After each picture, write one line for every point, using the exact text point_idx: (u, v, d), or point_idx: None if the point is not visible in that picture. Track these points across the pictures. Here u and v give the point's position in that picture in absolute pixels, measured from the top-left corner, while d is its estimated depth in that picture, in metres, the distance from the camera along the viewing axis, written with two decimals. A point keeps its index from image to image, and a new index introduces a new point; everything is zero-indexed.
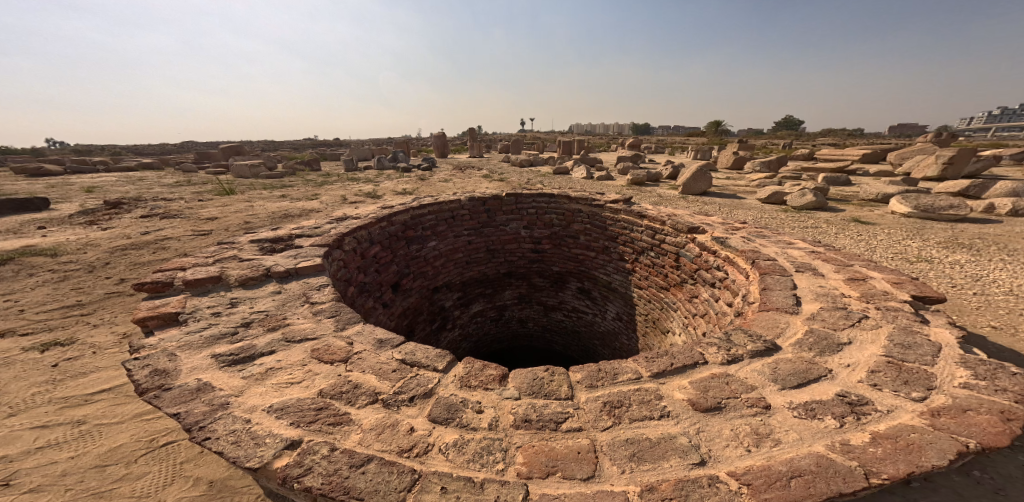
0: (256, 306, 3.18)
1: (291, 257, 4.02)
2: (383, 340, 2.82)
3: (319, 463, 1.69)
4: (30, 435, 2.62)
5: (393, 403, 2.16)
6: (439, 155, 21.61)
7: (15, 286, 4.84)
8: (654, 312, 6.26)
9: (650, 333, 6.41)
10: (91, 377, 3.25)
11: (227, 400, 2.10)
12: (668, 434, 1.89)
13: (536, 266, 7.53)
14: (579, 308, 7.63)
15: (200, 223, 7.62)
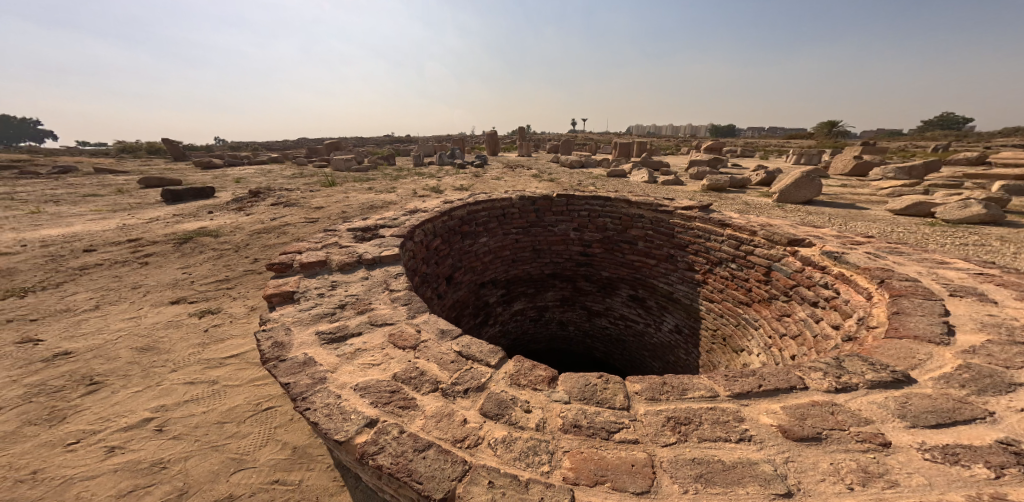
0: (349, 290, 3.59)
1: (376, 246, 4.46)
2: (444, 329, 2.98)
3: (390, 443, 1.86)
4: (181, 389, 3.30)
5: (451, 392, 2.26)
6: (489, 153, 22.00)
7: (190, 261, 6.16)
8: (726, 328, 5.75)
9: (717, 350, 5.94)
10: (225, 343, 4.01)
11: (325, 375, 2.41)
12: (747, 459, 1.67)
13: (583, 270, 7.33)
14: (629, 316, 7.26)
15: (311, 211, 8.89)
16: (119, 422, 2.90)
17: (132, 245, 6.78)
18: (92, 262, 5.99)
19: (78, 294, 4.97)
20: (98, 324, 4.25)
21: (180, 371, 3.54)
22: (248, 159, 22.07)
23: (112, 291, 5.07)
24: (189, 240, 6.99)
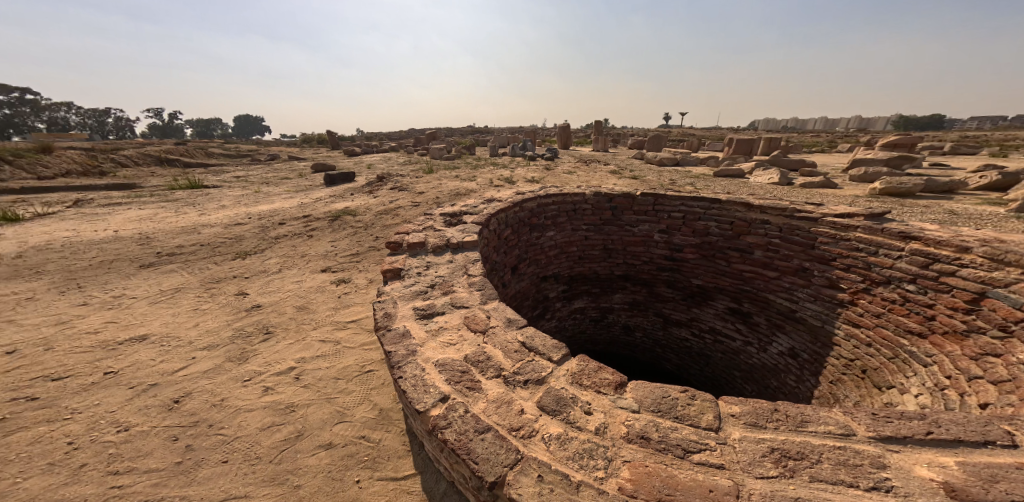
0: (438, 270, 3.90)
1: (462, 232, 4.73)
2: (511, 317, 3.02)
3: (457, 420, 1.96)
4: (315, 346, 4.13)
5: (513, 381, 2.25)
6: (562, 146, 21.38)
7: (335, 236, 7.42)
8: (874, 361, 4.57)
9: (848, 383, 4.85)
10: (348, 310, 4.87)
11: (415, 348, 2.64)
12: None
13: (665, 274, 6.67)
14: (722, 331, 6.47)
15: (422, 192, 9.91)
16: (275, 368, 3.77)
17: (304, 221, 8.30)
18: (277, 229, 7.74)
19: (269, 258, 6.51)
20: (280, 284, 5.58)
21: (317, 329, 4.44)
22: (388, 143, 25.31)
23: (286, 258, 6.48)
24: (336, 218, 8.30)
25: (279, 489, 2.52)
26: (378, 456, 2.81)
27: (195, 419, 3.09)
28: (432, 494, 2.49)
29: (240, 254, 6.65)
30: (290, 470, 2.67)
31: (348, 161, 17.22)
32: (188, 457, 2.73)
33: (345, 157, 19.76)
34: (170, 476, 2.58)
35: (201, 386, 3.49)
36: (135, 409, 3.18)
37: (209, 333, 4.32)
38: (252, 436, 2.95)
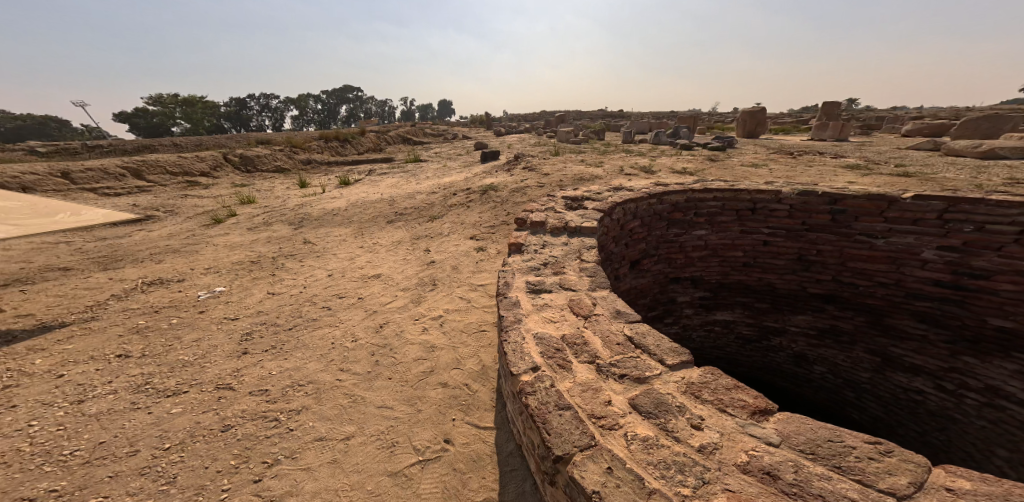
0: (550, 250, 2.69)
1: (581, 217, 3.37)
2: (621, 312, 1.87)
3: (541, 386, 1.42)
4: (460, 303, 3.81)
5: (607, 369, 1.47)
6: (745, 136, 14.87)
7: (484, 208, 6.13)
8: None
9: None
10: (479, 275, 4.25)
11: (513, 307, 1.98)
12: None
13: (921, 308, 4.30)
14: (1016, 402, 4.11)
15: (589, 165, 8.12)
16: (426, 313, 3.71)
17: (465, 193, 6.96)
18: (454, 194, 7.02)
19: (444, 221, 5.97)
20: (449, 243, 5.17)
21: (460, 284, 4.12)
22: (589, 127, 22.87)
23: (452, 224, 5.77)
24: (485, 192, 6.70)
25: (409, 411, 2.66)
26: (472, 403, 2.75)
27: (390, 342, 3.35)
28: (500, 452, 2.37)
29: (430, 217, 6.25)
30: (416, 397, 2.79)
31: (538, 139, 16.53)
32: (377, 370, 3.02)
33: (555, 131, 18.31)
34: (364, 383, 2.90)
35: (396, 317, 3.71)
36: (362, 325, 3.61)
37: (408, 274, 4.53)
38: (408, 364, 3.10)
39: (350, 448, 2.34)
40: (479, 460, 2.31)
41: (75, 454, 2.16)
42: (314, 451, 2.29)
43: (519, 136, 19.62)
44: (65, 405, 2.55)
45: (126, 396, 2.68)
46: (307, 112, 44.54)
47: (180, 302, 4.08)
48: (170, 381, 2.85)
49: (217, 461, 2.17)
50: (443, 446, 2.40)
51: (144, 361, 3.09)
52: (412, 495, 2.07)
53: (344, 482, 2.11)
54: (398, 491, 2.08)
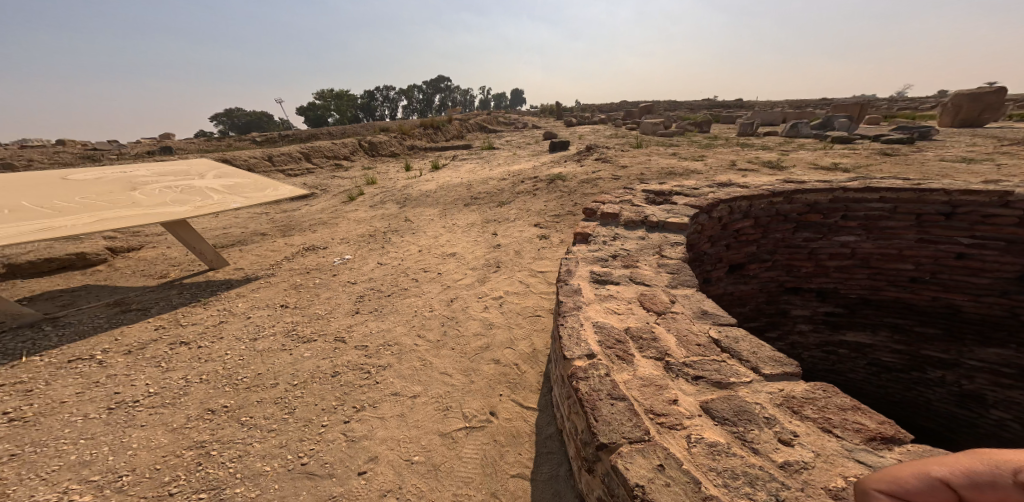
0: (624, 244, 2.60)
1: (666, 212, 3.10)
2: (708, 312, 1.75)
3: (594, 376, 1.41)
4: (520, 288, 3.86)
5: (676, 368, 1.41)
6: (947, 124, 10.70)
7: (550, 197, 6.06)
8: None
9: None
10: (540, 262, 4.25)
11: (576, 296, 1.97)
12: None
13: None
14: None
15: (674, 158, 7.42)
16: (489, 293, 3.87)
17: (533, 180, 6.98)
18: (522, 181, 7.08)
19: (511, 207, 6.03)
20: (514, 229, 5.24)
21: (521, 269, 4.18)
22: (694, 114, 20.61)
23: (518, 211, 5.81)
24: (553, 181, 6.63)
25: (463, 381, 2.85)
26: (519, 382, 2.82)
27: (456, 315, 3.60)
28: (539, 433, 2.40)
29: (500, 202, 6.36)
30: (471, 368, 2.97)
31: (626, 126, 15.47)
32: (444, 341, 3.28)
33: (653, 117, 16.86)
34: (433, 350, 3.17)
35: (464, 294, 3.92)
36: (438, 298, 3.92)
37: (478, 254, 4.70)
38: (468, 337, 3.31)
39: (416, 406, 2.62)
40: (517, 437, 2.39)
41: (243, 380, 2.85)
42: (389, 404, 2.64)
43: (601, 123, 18.76)
44: (247, 340, 3.34)
45: (281, 338, 3.38)
46: (393, 96, 47.88)
47: (322, 266, 4.84)
48: (312, 329, 3.50)
49: (324, 400, 2.67)
50: (487, 417, 2.53)
51: (296, 312, 3.81)
52: (455, 457, 2.25)
53: (406, 434, 2.40)
54: (445, 450, 2.28)
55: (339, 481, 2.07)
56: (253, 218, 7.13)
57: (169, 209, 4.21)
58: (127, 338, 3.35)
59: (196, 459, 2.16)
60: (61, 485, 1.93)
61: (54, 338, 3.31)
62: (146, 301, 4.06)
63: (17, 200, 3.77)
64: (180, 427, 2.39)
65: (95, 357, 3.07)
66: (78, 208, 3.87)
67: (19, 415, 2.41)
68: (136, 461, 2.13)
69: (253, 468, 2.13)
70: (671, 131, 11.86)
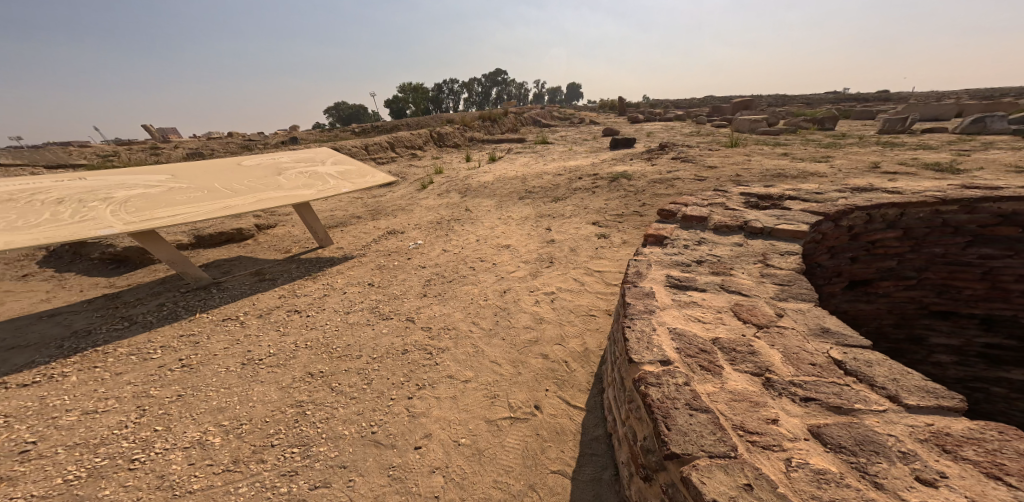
0: (714, 249, 2.43)
1: (773, 218, 2.79)
2: (828, 330, 1.56)
3: (668, 384, 1.36)
4: (588, 285, 3.77)
5: (778, 385, 1.30)
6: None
7: (610, 196, 5.92)
8: None
9: None
10: (598, 261, 4.16)
11: (649, 300, 1.91)
12: None
13: None
14: None
15: (780, 158, 6.55)
16: (542, 287, 3.87)
17: (591, 178, 6.88)
18: (579, 178, 7.01)
19: (567, 204, 5.99)
20: (570, 225, 5.20)
21: (577, 267, 4.12)
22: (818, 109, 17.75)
23: (575, 208, 5.75)
24: (615, 180, 6.45)
25: (511, 372, 2.88)
26: (566, 380, 2.77)
27: (508, 306, 3.65)
28: (585, 433, 2.34)
29: (555, 198, 6.35)
30: (520, 360, 3.00)
31: (719, 121, 14.00)
32: (496, 330, 3.35)
33: (757, 112, 14.99)
34: (486, 338, 3.26)
35: (527, 285, 3.96)
36: (490, 288, 4.01)
37: (540, 247, 4.71)
38: (518, 329, 3.35)
39: (466, 390, 2.71)
40: (562, 434, 2.36)
41: (336, 349, 3.19)
42: (444, 385, 2.77)
43: (682, 119, 17.38)
44: (342, 313, 3.72)
45: (367, 314, 3.71)
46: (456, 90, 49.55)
47: (398, 250, 5.16)
48: (389, 307, 3.79)
49: (394, 376, 2.88)
50: (531, 411, 2.54)
51: (380, 291, 4.11)
52: (498, 444, 2.30)
53: (456, 417, 2.50)
54: (490, 436, 2.34)
55: (397, 453, 2.23)
56: (350, 201, 7.85)
57: (304, 193, 4.76)
58: (260, 303, 3.96)
59: (295, 417, 2.50)
60: (203, 426, 2.41)
61: (213, 301, 4.00)
62: (276, 271, 4.73)
63: (210, 182, 4.52)
64: (286, 387, 2.78)
65: (239, 318, 3.69)
66: (241, 188, 4.55)
67: (189, 360, 3.05)
68: (254, 412, 2.53)
69: (333, 431, 2.39)
70: (780, 127, 10.37)
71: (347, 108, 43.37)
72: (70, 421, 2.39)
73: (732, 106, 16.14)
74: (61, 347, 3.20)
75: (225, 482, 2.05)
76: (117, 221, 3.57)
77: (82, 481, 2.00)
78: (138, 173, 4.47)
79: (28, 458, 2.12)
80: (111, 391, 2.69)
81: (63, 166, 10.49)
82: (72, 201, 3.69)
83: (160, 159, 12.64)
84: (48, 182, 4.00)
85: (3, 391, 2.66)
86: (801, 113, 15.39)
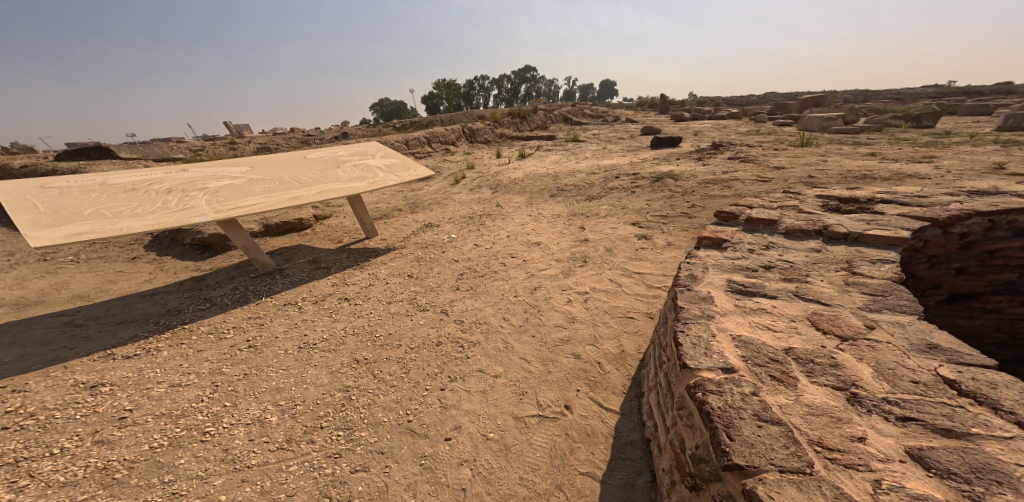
0: (784, 255, 2.32)
1: (861, 222, 2.57)
2: (935, 346, 1.43)
3: (732, 392, 1.30)
4: (640, 286, 3.67)
5: (867, 402, 1.22)
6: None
7: (652, 196, 5.78)
8: None
9: None
10: (638, 262, 4.07)
11: (708, 304, 1.85)
12: None
13: None
14: None
15: (865, 158, 5.93)
16: (574, 287, 3.82)
17: (631, 178, 6.74)
18: (617, 177, 6.88)
19: (601, 203, 5.89)
20: (605, 225, 5.11)
21: (613, 267, 4.05)
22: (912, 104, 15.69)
23: (610, 207, 5.66)
24: (658, 180, 6.31)
25: (541, 370, 2.82)
26: (600, 382, 2.66)
27: (539, 304, 3.62)
28: (618, 438, 2.23)
29: (588, 197, 6.27)
30: (550, 359, 2.92)
31: (784, 119, 12.95)
32: (526, 326, 3.33)
33: (836, 109, 13.57)
34: (516, 334, 3.24)
35: (568, 282, 3.93)
36: (525, 284, 4.00)
37: (582, 245, 4.66)
38: (549, 327, 3.29)
39: (496, 386, 2.70)
40: (592, 437, 2.25)
41: (379, 338, 3.30)
42: (475, 379, 2.78)
43: (738, 118, 16.31)
44: (384, 303, 3.84)
45: (406, 304, 3.80)
46: (490, 87, 49.90)
47: (434, 243, 5.25)
48: (426, 298, 3.88)
49: (427, 367, 2.93)
50: (561, 411, 2.45)
51: (426, 284, 4.19)
52: (525, 442, 2.25)
53: (486, 411, 2.49)
54: (517, 433, 2.31)
55: (429, 443, 2.26)
56: (393, 194, 8.08)
57: (358, 185, 4.97)
58: (315, 290, 4.18)
59: (341, 401, 2.61)
60: (263, 404, 2.58)
61: (277, 286, 4.30)
62: (330, 260, 4.97)
63: (282, 174, 4.80)
64: (335, 371, 2.91)
65: (296, 304, 3.91)
66: (306, 180, 4.82)
67: (254, 341, 3.30)
68: (307, 394, 2.68)
69: (374, 417, 2.47)
70: (861, 125, 9.39)
71: (386, 105, 44.81)
72: (159, 393, 2.69)
73: (800, 103, 14.89)
74: (157, 323, 3.64)
75: (279, 460, 2.16)
76: (210, 210, 3.94)
77: (164, 449, 2.22)
78: (225, 164, 4.82)
79: (124, 424, 2.39)
80: (193, 366, 2.99)
81: (165, 159, 11.74)
82: (174, 190, 4.06)
83: (236, 153, 13.71)
84: (159, 173, 4.41)
85: (112, 361, 3.06)
86: (888, 109, 13.77)
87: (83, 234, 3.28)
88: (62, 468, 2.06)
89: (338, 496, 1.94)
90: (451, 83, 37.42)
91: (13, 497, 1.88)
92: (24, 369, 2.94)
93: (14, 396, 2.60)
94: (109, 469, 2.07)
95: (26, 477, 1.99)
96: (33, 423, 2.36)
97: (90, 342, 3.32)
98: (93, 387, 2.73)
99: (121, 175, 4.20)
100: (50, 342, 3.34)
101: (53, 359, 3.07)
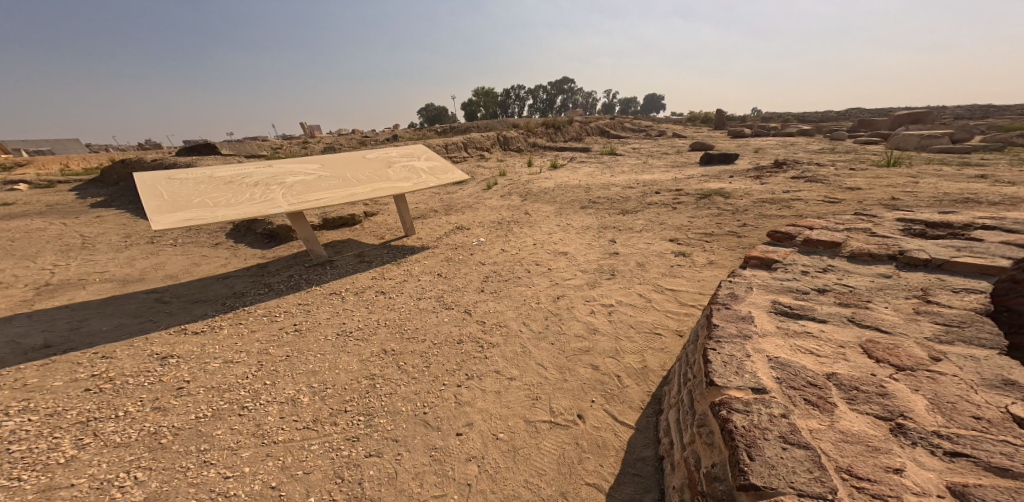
0: (844, 279, 2.31)
1: (949, 248, 2.47)
2: (1013, 382, 1.38)
3: (759, 414, 1.33)
4: (684, 303, 3.65)
5: (913, 434, 1.23)
6: None
7: (696, 213, 5.73)
8: None
9: None
10: (671, 280, 4.06)
11: (749, 325, 1.87)
12: None
13: None
14: None
15: (972, 182, 5.54)
16: (599, 298, 3.86)
17: (674, 193, 6.75)
18: (658, 193, 6.87)
19: (637, 218, 5.90)
20: (639, 240, 5.11)
21: (642, 283, 4.06)
22: None
23: (645, 222, 5.67)
24: (705, 198, 6.27)
25: (557, 377, 2.86)
26: (617, 395, 2.68)
27: (560, 313, 3.67)
28: (631, 452, 2.24)
29: (622, 210, 6.29)
30: (566, 367, 2.97)
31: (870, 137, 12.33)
32: (546, 333, 3.38)
33: (932, 127, 12.68)
34: (534, 341, 3.29)
35: (597, 293, 3.97)
36: (552, 291, 4.06)
37: (620, 257, 4.69)
38: (569, 336, 3.33)
39: (510, 388, 2.76)
40: (603, 448, 2.27)
41: (410, 331, 3.42)
42: (490, 379, 2.85)
43: (807, 137, 15.77)
44: (415, 298, 3.98)
45: (435, 302, 3.92)
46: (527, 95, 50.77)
47: (464, 245, 5.38)
48: (450, 297, 3.99)
49: (448, 363, 3.02)
50: (573, 419, 2.49)
51: (460, 283, 4.30)
52: (534, 446, 2.30)
53: (499, 411, 2.56)
54: (527, 436, 2.36)
55: (441, 436, 2.34)
56: (432, 196, 8.34)
57: (404, 185, 5.14)
58: (357, 282, 4.37)
59: (366, 388, 2.73)
60: (296, 386, 2.72)
61: (325, 276, 4.51)
62: (373, 255, 5.16)
63: (342, 172, 5.04)
64: (364, 359, 3.04)
65: (339, 293, 4.10)
66: (363, 177, 5.03)
67: (299, 326, 3.48)
68: (337, 378, 2.81)
69: (393, 405, 2.58)
70: (973, 145, 8.83)
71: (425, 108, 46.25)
72: (213, 368, 2.88)
73: (893, 120, 14.07)
74: (224, 304, 3.88)
75: (303, 438, 2.29)
76: (283, 203, 4.18)
77: (206, 419, 2.38)
78: (298, 161, 5.12)
79: (180, 394, 2.59)
80: (245, 346, 3.17)
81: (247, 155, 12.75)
82: (259, 183, 4.35)
83: (304, 151, 14.51)
84: (251, 168, 4.76)
85: (178, 335, 3.31)
86: (1000, 128, 12.54)
87: (189, 221, 3.55)
88: (121, 430, 2.25)
89: (351, 477, 2.04)
90: (488, 91, 38.10)
91: (77, 453, 2.06)
92: (114, 336, 3.26)
93: (101, 362, 2.88)
94: (157, 434, 2.24)
95: (91, 436, 2.19)
96: (109, 386, 2.61)
97: (168, 317, 3.62)
98: (162, 357, 2.97)
99: (224, 169, 4.58)
100: (140, 314, 3.67)
101: (138, 329, 3.38)
